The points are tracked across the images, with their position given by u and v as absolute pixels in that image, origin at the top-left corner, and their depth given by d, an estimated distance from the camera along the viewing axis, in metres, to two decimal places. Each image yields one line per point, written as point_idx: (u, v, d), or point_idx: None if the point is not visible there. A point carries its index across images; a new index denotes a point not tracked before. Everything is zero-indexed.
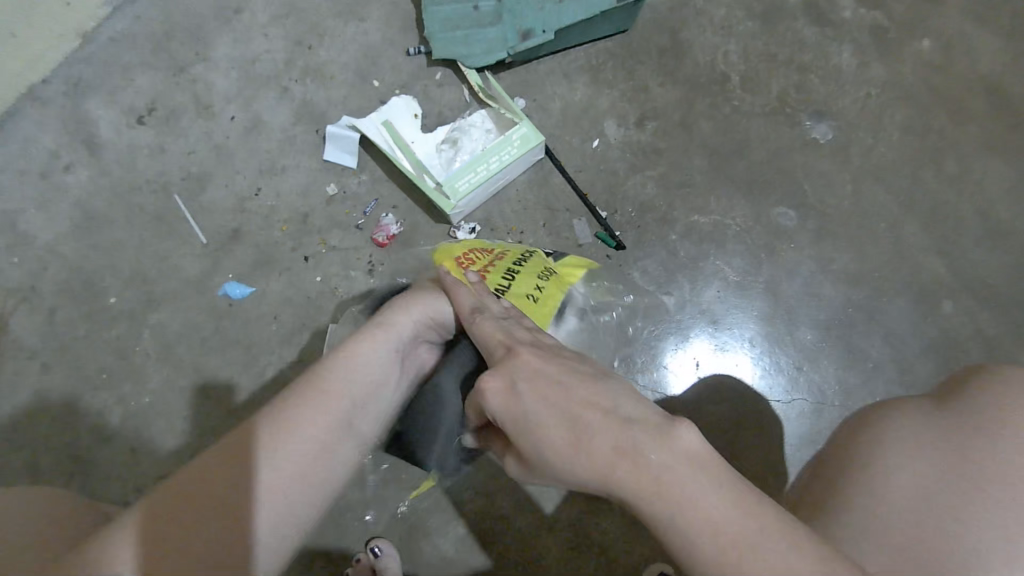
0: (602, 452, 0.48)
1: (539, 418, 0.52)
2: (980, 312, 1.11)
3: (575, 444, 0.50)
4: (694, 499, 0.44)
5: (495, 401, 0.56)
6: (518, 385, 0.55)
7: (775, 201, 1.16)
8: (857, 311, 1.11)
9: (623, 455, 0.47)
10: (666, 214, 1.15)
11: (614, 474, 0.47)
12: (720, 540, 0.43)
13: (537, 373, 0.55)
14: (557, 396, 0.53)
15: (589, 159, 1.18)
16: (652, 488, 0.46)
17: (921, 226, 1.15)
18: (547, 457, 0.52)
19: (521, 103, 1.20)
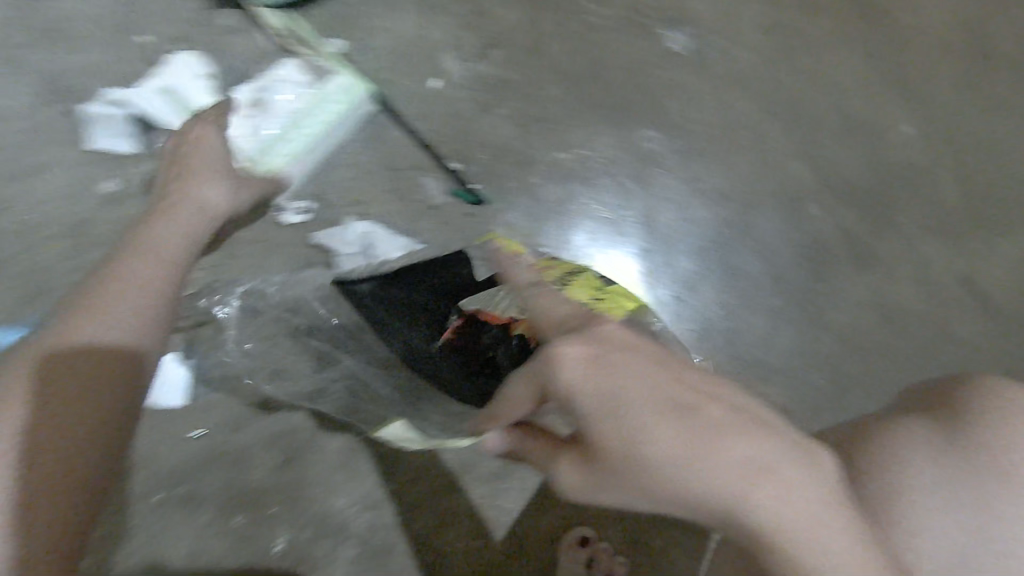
0: (722, 475, 0.43)
1: (649, 425, 0.45)
2: (846, 212, 1.10)
3: (707, 454, 0.43)
4: (808, 513, 0.42)
5: (591, 404, 0.48)
6: (622, 388, 0.47)
7: (638, 124, 1.06)
8: (732, 231, 1.07)
9: (750, 474, 0.43)
10: (525, 156, 1.02)
11: (741, 493, 0.42)
12: None
13: (642, 369, 0.48)
14: (687, 402, 0.46)
15: (428, 103, 1.01)
16: (788, 530, 0.42)
17: (783, 131, 1.10)
18: (641, 468, 0.45)
19: (337, 46, 1.00)
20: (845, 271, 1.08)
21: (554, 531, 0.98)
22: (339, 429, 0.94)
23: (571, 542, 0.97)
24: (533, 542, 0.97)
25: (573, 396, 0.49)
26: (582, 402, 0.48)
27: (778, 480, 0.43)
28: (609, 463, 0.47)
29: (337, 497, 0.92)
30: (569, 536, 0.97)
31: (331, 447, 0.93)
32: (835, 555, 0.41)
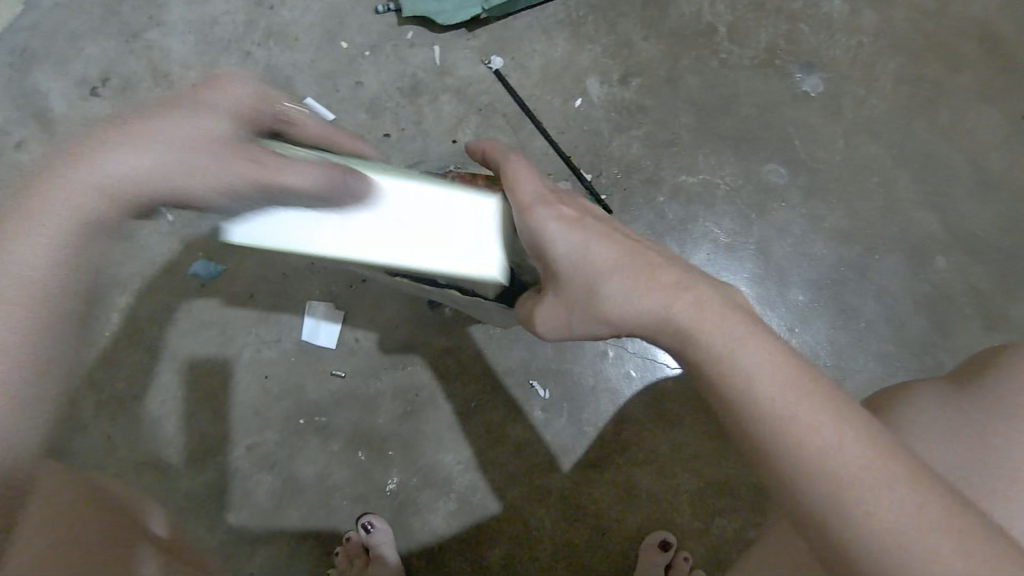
0: (656, 291, 0.57)
1: (604, 262, 0.60)
2: (972, 266, 1.09)
3: (644, 283, 0.58)
4: (715, 317, 0.54)
5: (567, 248, 0.61)
6: (589, 236, 0.61)
7: (765, 157, 1.12)
8: (849, 270, 1.09)
9: (672, 293, 0.56)
10: (653, 174, 1.11)
11: (666, 306, 0.56)
12: (765, 382, 0.49)
13: (603, 229, 0.62)
14: (627, 243, 0.61)
15: (571, 119, 1.13)
16: (706, 327, 0.54)
17: (914, 179, 1.11)
18: (604, 300, 0.59)
19: (497, 63, 1.14)
20: (967, 325, 1.07)
21: (636, 529, 1.03)
22: (453, 397, 1.05)
23: (649, 544, 1.01)
24: (616, 535, 1.03)
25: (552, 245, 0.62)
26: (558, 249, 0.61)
27: (694, 295, 0.56)
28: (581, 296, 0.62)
29: (445, 453, 1.04)
30: (649, 537, 1.02)
31: (445, 409, 1.05)
32: (740, 342, 0.52)
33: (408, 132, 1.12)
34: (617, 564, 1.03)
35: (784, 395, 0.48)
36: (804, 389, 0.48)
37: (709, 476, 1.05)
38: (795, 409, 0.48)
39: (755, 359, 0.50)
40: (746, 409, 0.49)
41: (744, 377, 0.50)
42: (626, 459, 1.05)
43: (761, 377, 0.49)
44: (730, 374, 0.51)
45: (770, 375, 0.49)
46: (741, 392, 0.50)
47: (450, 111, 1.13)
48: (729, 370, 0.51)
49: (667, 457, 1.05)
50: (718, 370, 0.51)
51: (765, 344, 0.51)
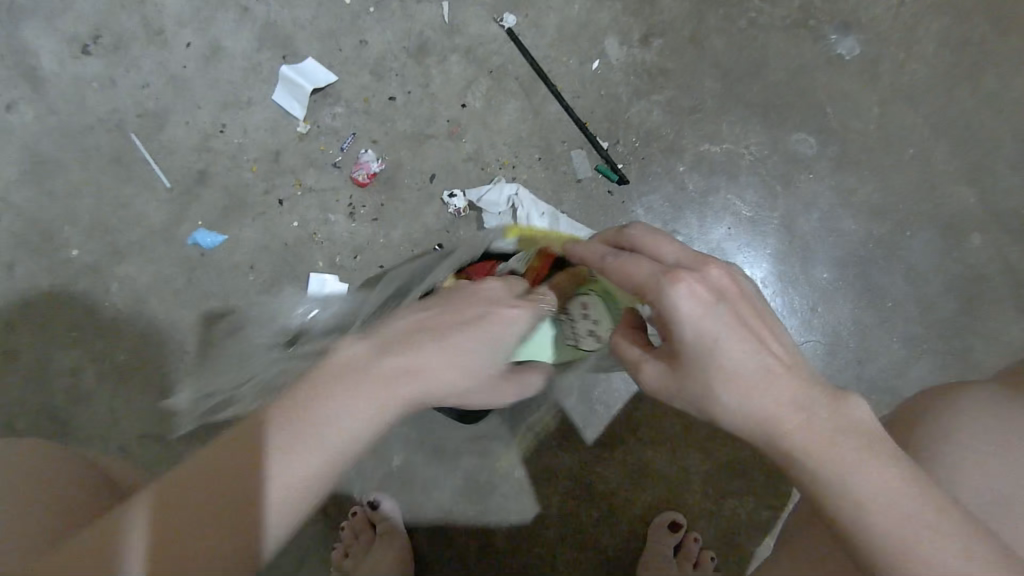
0: (757, 382, 0.52)
1: (738, 364, 0.52)
2: (1010, 243, 1.03)
3: (745, 372, 0.52)
4: (826, 433, 0.49)
5: (689, 329, 0.53)
6: (721, 330, 0.53)
7: (794, 126, 1.05)
8: (879, 247, 1.03)
9: (793, 403, 0.51)
10: (674, 143, 1.05)
11: (789, 416, 0.51)
12: (881, 516, 0.46)
13: (749, 314, 0.54)
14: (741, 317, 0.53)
15: (589, 83, 1.06)
16: (821, 447, 0.49)
17: (952, 150, 1.05)
18: (716, 397, 0.53)
19: (510, 20, 1.06)
20: (999, 306, 1.02)
21: (646, 510, 1.01)
22: None
23: (659, 524, 0.99)
24: (625, 516, 1.01)
25: (673, 323, 0.54)
26: (681, 332, 0.54)
27: (812, 402, 0.51)
28: (695, 380, 0.54)
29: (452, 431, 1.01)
30: (659, 517, 1.00)
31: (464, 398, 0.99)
32: (858, 464, 0.48)
33: (415, 94, 1.06)
34: (625, 544, 1.01)
35: (919, 527, 0.45)
36: (931, 529, 0.45)
37: (723, 459, 1.01)
38: (919, 538, 0.45)
39: (877, 479, 0.47)
40: (871, 540, 0.46)
41: (868, 504, 0.47)
42: (637, 441, 1.02)
43: (882, 510, 0.46)
44: (851, 493, 0.47)
45: (896, 507, 0.46)
46: (867, 518, 0.46)
47: (460, 73, 1.06)
48: (853, 490, 0.47)
49: (679, 440, 1.02)
50: (832, 484, 0.48)
51: (893, 464, 0.48)
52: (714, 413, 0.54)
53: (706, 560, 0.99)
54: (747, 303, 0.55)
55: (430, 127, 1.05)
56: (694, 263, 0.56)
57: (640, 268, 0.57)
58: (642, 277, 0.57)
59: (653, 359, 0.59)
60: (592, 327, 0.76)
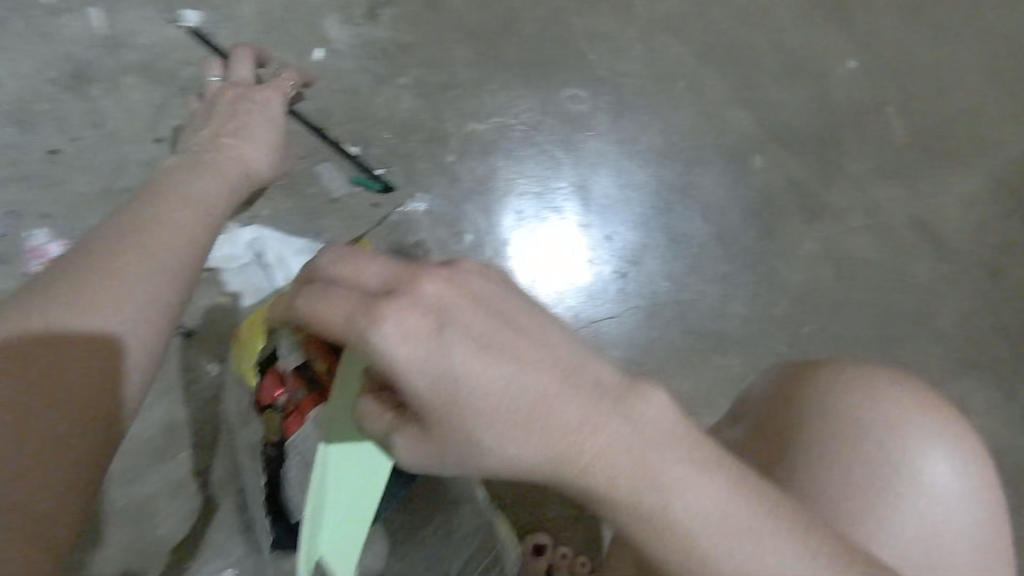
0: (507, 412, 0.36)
1: (487, 397, 0.36)
2: (790, 160, 1.02)
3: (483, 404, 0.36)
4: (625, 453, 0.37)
5: (424, 383, 0.37)
6: (452, 360, 0.36)
7: (561, 81, 0.94)
8: (674, 193, 0.97)
9: (584, 427, 0.37)
10: (437, 129, 0.89)
11: (580, 449, 0.37)
12: (701, 533, 0.36)
13: (497, 327, 0.37)
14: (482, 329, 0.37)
15: (315, 78, 0.86)
16: (631, 476, 0.36)
17: (721, 75, 1.00)
18: (482, 446, 0.37)
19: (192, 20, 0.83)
20: (794, 225, 1.01)
21: (511, 538, 0.92)
22: None
23: (526, 550, 0.90)
24: None
25: (394, 378, 0.37)
26: (414, 388, 0.37)
27: (602, 424, 0.37)
28: (446, 438, 0.38)
29: None
30: (527, 540, 0.91)
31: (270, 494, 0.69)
32: (688, 478, 0.37)
33: (87, 140, 0.80)
34: None
35: (753, 559, 0.36)
36: (755, 532, 0.36)
37: None
38: (746, 559, 0.36)
39: (696, 504, 0.36)
40: (698, 572, 0.36)
41: (690, 545, 0.36)
42: None
43: (709, 533, 0.36)
44: (664, 531, 0.36)
45: (723, 523, 0.36)
46: (694, 561, 0.36)
47: (140, 99, 0.81)
48: (657, 531, 0.36)
49: None
50: (641, 527, 0.37)
51: (716, 475, 0.37)
52: (490, 463, 0.38)
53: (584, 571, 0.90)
54: (481, 312, 0.37)
55: (119, 178, 0.79)
56: (396, 283, 0.38)
57: (336, 314, 0.38)
58: (341, 326, 0.38)
59: (400, 429, 0.41)
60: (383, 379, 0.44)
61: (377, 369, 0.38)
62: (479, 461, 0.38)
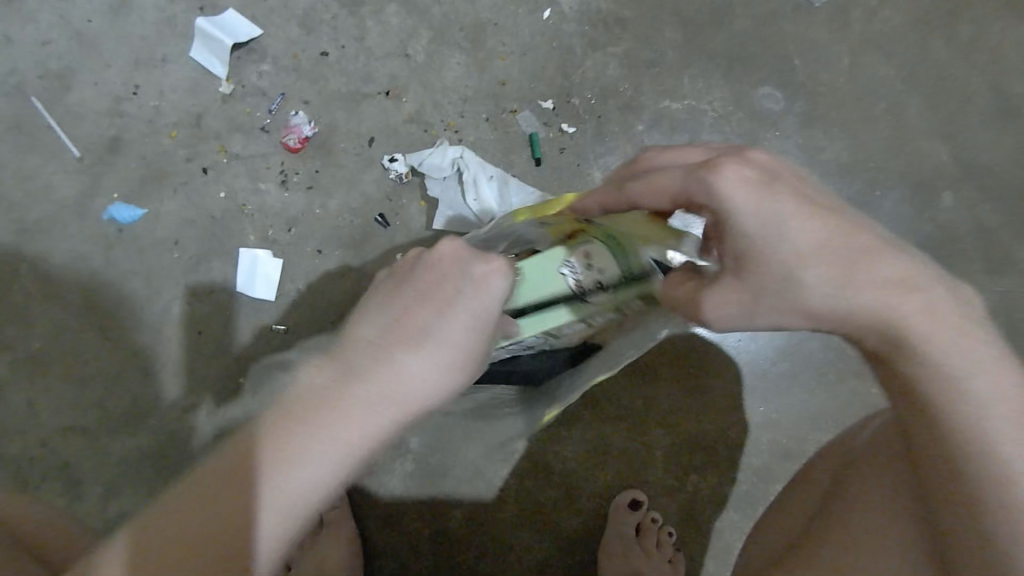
0: (827, 260, 0.47)
1: (806, 241, 0.47)
2: (982, 202, 0.98)
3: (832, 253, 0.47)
4: (940, 320, 0.46)
5: (753, 224, 0.48)
6: (785, 211, 0.47)
7: (760, 78, 0.98)
8: (847, 207, 0.98)
9: (898, 285, 0.46)
10: (632, 100, 0.97)
11: (882, 295, 0.46)
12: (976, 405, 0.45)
13: (813, 199, 0.49)
14: (800, 190, 0.49)
15: (540, 34, 0.97)
16: (932, 335, 0.46)
17: (926, 104, 0.99)
18: (805, 291, 0.48)
19: None
20: (970, 268, 0.97)
21: (606, 489, 0.96)
22: None
23: (618, 506, 0.94)
24: (587, 496, 0.96)
25: (730, 223, 0.48)
26: (743, 229, 0.48)
27: (919, 293, 0.47)
28: (765, 279, 0.49)
29: None
30: (621, 497, 0.95)
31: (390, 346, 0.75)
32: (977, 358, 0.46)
33: (350, 50, 0.96)
34: (586, 523, 0.96)
35: (991, 417, 0.45)
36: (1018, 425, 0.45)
37: (687, 433, 0.97)
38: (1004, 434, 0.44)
39: (988, 382, 0.45)
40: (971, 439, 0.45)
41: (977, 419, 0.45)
42: (598, 416, 0.96)
43: (992, 404, 0.45)
44: (966, 400, 0.45)
45: (1002, 406, 0.45)
46: (942, 395, 0.46)
47: (397, 25, 0.97)
48: (957, 396, 0.45)
49: (644, 418, 0.97)
50: (942, 392, 0.45)
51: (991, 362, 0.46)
52: (805, 303, 0.48)
53: (667, 538, 0.94)
54: (801, 185, 0.50)
55: (366, 85, 0.96)
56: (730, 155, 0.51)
57: (667, 180, 0.52)
58: (672, 183, 0.51)
59: (710, 285, 0.52)
60: (598, 277, 0.61)
61: (716, 216, 0.49)
62: (793, 308, 0.49)
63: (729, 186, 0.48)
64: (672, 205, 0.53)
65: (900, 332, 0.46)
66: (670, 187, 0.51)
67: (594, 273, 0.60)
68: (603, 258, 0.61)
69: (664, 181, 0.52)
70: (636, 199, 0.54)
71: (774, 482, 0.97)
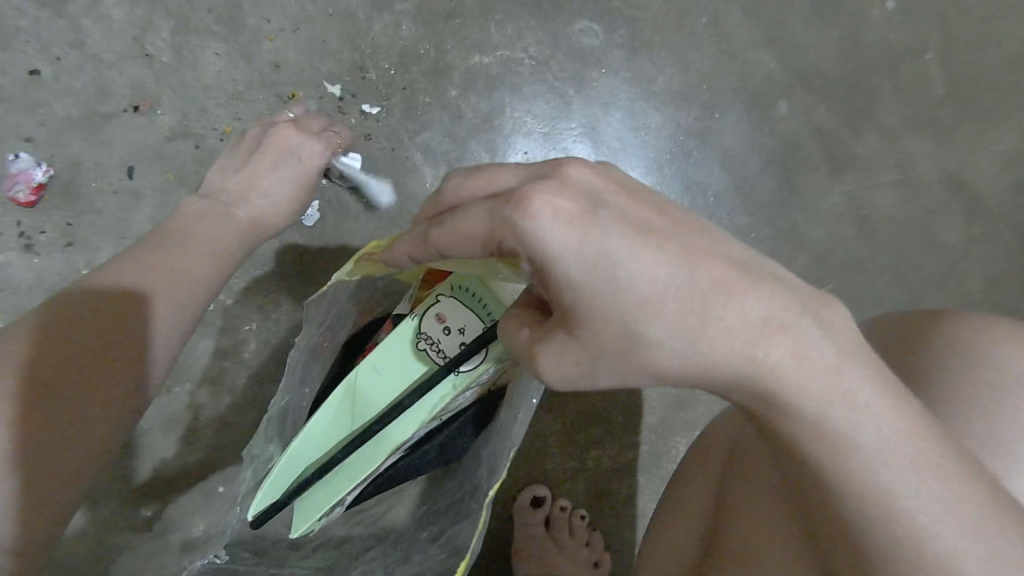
0: (686, 313, 0.34)
1: (648, 288, 0.34)
2: (816, 105, 0.95)
3: (691, 309, 0.34)
4: (829, 370, 0.36)
5: (576, 270, 0.34)
6: (616, 251, 0.33)
7: (573, 11, 0.87)
8: (690, 137, 0.91)
9: (780, 338, 0.35)
10: (437, 62, 0.84)
11: (754, 355, 0.35)
12: (871, 467, 0.37)
13: (658, 216, 0.35)
14: (641, 211, 0.35)
15: (310, 2, 0.81)
16: (826, 395, 0.36)
17: (745, 11, 0.93)
18: (648, 346, 0.35)
19: None
20: (816, 174, 0.95)
21: (507, 491, 0.90)
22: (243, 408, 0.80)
23: (521, 505, 0.88)
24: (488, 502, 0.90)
25: (547, 269, 0.35)
26: (564, 281, 0.35)
27: (805, 338, 0.35)
28: (604, 339, 0.36)
29: None
30: (521, 497, 0.89)
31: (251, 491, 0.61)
32: (875, 408, 0.37)
33: (70, 61, 0.76)
34: (496, 530, 0.90)
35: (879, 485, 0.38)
36: (920, 472, 0.38)
37: (574, 412, 0.92)
38: (904, 487, 0.38)
39: (882, 433, 0.37)
40: (861, 506, 0.38)
41: (868, 484, 0.38)
42: None
43: (886, 464, 0.37)
44: (861, 463, 0.37)
45: (897, 458, 0.37)
46: (824, 463, 0.38)
47: (124, 19, 0.77)
48: (844, 463, 0.37)
49: None
50: (829, 458, 0.37)
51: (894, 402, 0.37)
52: (658, 365, 0.36)
53: (580, 523, 0.89)
54: (640, 201, 0.35)
55: (104, 103, 0.76)
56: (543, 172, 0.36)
57: (470, 224, 0.37)
58: (478, 228, 0.37)
59: (543, 340, 0.39)
60: (460, 337, 0.54)
61: (531, 263, 0.36)
62: (638, 367, 0.37)
63: (539, 221, 0.34)
64: (487, 253, 0.39)
65: (777, 399, 0.36)
66: (474, 232, 0.37)
67: (455, 334, 0.54)
68: (459, 315, 0.55)
69: (473, 223, 0.37)
70: (445, 251, 0.40)
71: (672, 436, 0.93)
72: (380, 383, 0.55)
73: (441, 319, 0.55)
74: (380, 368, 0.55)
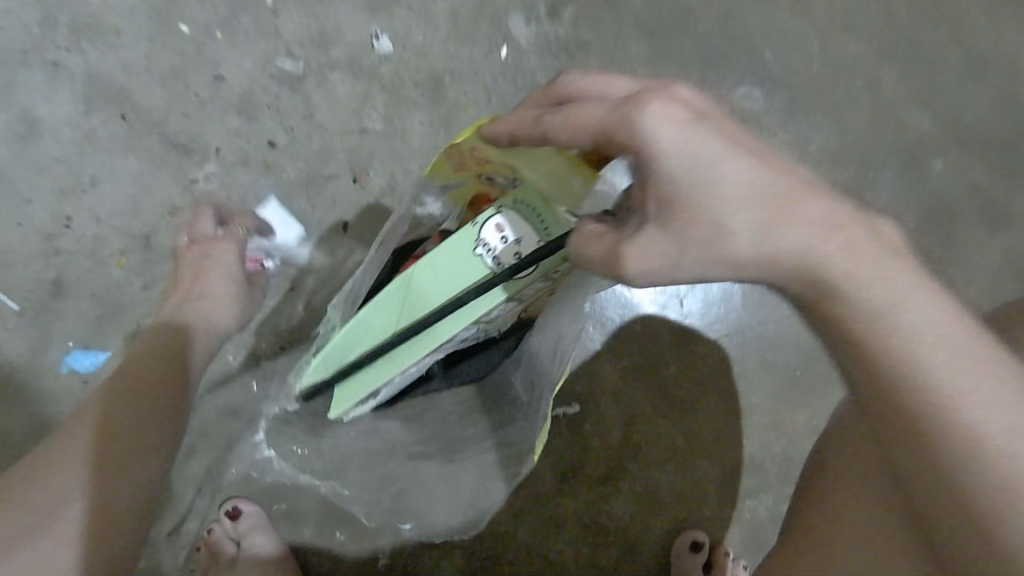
0: (797, 234, 0.44)
1: (730, 180, 0.42)
2: (972, 163, 0.97)
3: (789, 219, 0.44)
4: (913, 311, 0.44)
5: (697, 178, 0.42)
6: (751, 176, 0.43)
7: (736, 78, 0.94)
8: (846, 194, 0.95)
9: (864, 270, 0.45)
10: None
11: (836, 273, 0.45)
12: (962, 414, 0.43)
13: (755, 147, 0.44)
14: (757, 152, 0.44)
15: (500, 75, 0.90)
16: (906, 338, 0.44)
17: (900, 74, 0.97)
18: (730, 237, 0.43)
19: (385, 46, 0.89)
20: (973, 229, 0.97)
21: (665, 535, 0.91)
22: None
23: (681, 548, 0.89)
24: (647, 546, 0.91)
25: (655, 171, 0.42)
26: (671, 172, 0.42)
27: (893, 274, 0.45)
28: (696, 224, 0.43)
29: None
30: (679, 541, 0.90)
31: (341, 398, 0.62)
32: (951, 359, 0.43)
33: (299, 131, 0.87)
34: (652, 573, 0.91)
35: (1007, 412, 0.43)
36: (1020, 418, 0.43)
37: (726, 458, 0.93)
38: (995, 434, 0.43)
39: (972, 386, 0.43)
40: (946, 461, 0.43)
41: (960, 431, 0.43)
42: (641, 464, 0.91)
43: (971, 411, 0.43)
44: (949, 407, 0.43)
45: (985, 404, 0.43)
46: (918, 422, 0.44)
47: (347, 93, 0.88)
48: (931, 403, 0.43)
49: (681, 453, 0.92)
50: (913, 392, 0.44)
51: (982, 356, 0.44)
52: (727, 253, 0.44)
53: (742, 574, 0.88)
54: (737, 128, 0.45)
55: (327, 166, 0.87)
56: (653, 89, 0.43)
57: (587, 114, 0.43)
58: (596, 123, 0.42)
59: (628, 240, 0.44)
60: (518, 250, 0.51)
61: (634, 153, 0.42)
62: (722, 259, 0.44)
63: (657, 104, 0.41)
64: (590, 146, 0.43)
65: (859, 329, 0.45)
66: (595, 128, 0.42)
67: (511, 246, 0.51)
68: (517, 226, 0.51)
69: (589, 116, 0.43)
70: (552, 134, 0.44)
71: None
72: (434, 281, 0.52)
73: (496, 228, 0.51)
74: (434, 261, 0.52)
